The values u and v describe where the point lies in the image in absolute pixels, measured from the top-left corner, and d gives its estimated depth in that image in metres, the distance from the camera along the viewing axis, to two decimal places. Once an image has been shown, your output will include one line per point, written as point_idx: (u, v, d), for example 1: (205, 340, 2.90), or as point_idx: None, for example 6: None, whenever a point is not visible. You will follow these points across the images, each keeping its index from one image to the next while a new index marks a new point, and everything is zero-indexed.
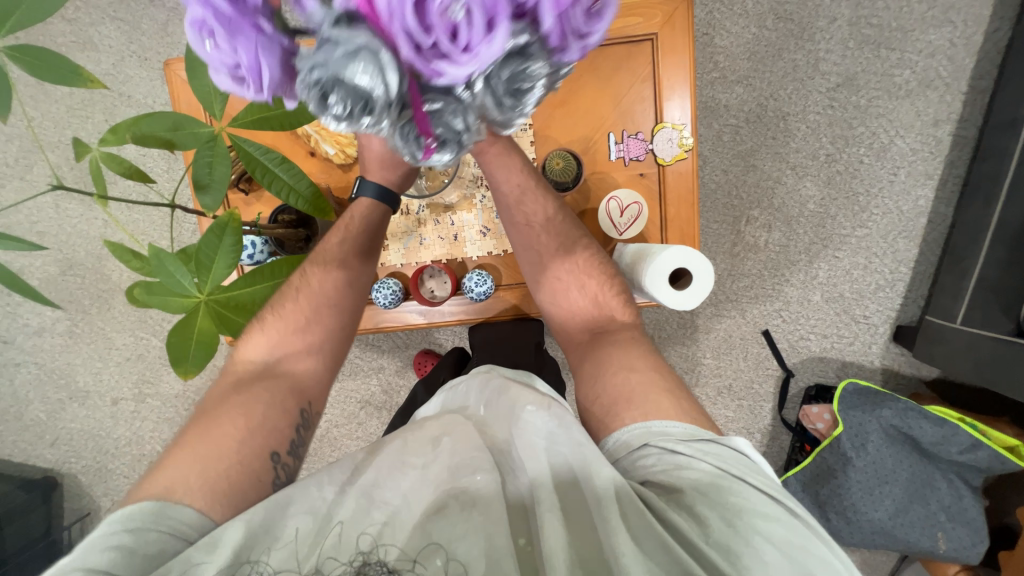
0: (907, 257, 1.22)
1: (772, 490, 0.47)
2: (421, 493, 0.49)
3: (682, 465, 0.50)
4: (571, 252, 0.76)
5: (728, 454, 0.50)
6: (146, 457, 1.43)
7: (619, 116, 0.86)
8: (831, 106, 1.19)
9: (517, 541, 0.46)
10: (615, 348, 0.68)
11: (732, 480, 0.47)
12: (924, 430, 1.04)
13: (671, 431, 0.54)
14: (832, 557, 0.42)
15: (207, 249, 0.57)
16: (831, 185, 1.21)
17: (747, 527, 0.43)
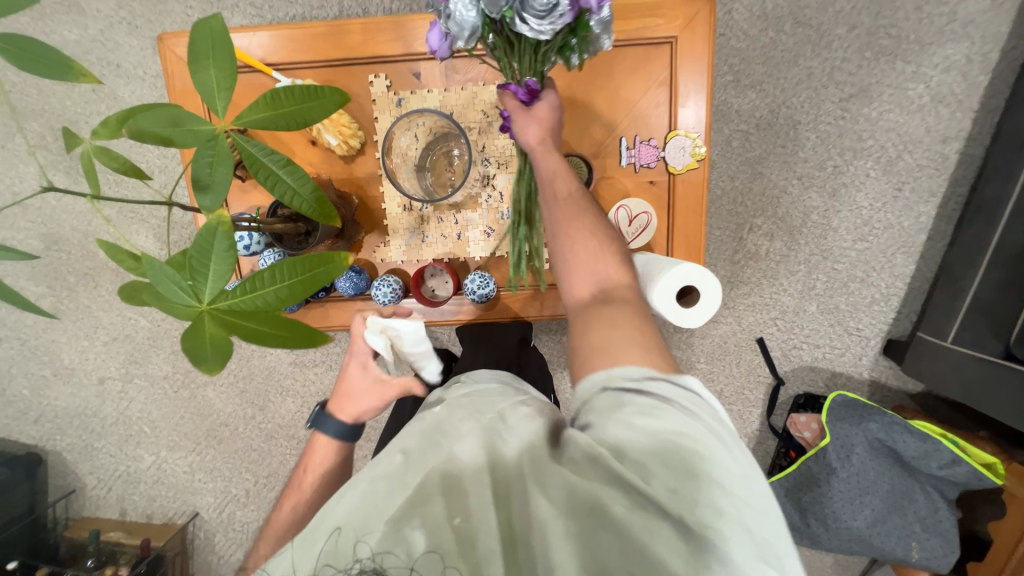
0: (903, 272, 1.23)
1: (695, 410, 0.47)
2: (368, 506, 0.45)
3: (618, 398, 0.49)
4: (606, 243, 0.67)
5: (664, 384, 0.50)
6: (134, 436, 1.42)
7: (632, 121, 0.84)
8: (843, 117, 1.17)
9: (453, 520, 0.43)
10: (608, 309, 0.60)
11: (660, 405, 0.47)
12: (908, 444, 1.07)
13: (617, 375, 0.52)
14: (732, 462, 0.44)
15: (199, 253, 0.43)
16: (836, 197, 1.21)
17: (673, 452, 0.44)
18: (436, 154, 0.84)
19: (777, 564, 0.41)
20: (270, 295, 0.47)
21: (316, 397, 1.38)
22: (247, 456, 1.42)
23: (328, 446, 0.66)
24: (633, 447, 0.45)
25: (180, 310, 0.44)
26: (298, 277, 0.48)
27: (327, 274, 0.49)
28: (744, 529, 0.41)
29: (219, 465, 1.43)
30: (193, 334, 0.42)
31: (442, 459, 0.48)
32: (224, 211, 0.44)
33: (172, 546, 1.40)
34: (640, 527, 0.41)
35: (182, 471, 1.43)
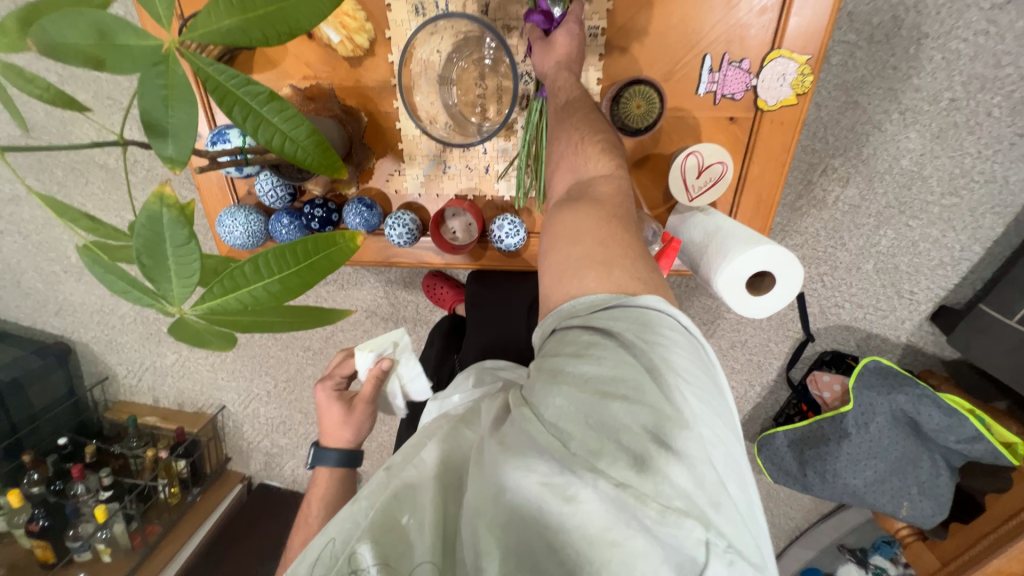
0: (987, 235, 1.08)
1: (630, 345, 0.46)
2: (342, 528, 0.47)
3: (562, 339, 0.50)
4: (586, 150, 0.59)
5: (610, 312, 0.48)
6: (154, 334, 1.44)
7: (722, 31, 0.64)
8: (985, 32, 0.91)
9: (403, 519, 0.47)
10: (579, 211, 0.55)
11: (598, 340, 0.47)
12: (931, 417, 1.04)
13: (575, 307, 0.50)
14: (664, 404, 0.43)
15: (145, 249, 0.31)
16: (939, 139, 1.00)
17: (600, 398, 0.45)
18: (463, 63, 0.68)
19: (700, 516, 0.39)
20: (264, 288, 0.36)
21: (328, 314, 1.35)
22: (266, 361, 1.46)
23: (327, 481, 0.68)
24: (564, 391, 0.46)
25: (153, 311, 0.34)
26: (292, 270, 0.36)
27: (329, 261, 0.37)
28: (663, 477, 0.40)
29: (239, 367, 1.48)
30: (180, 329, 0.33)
31: (405, 466, 0.52)
32: (166, 184, 0.30)
33: (204, 432, 1.52)
34: (555, 490, 0.43)
35: (205, 369, 1.49)
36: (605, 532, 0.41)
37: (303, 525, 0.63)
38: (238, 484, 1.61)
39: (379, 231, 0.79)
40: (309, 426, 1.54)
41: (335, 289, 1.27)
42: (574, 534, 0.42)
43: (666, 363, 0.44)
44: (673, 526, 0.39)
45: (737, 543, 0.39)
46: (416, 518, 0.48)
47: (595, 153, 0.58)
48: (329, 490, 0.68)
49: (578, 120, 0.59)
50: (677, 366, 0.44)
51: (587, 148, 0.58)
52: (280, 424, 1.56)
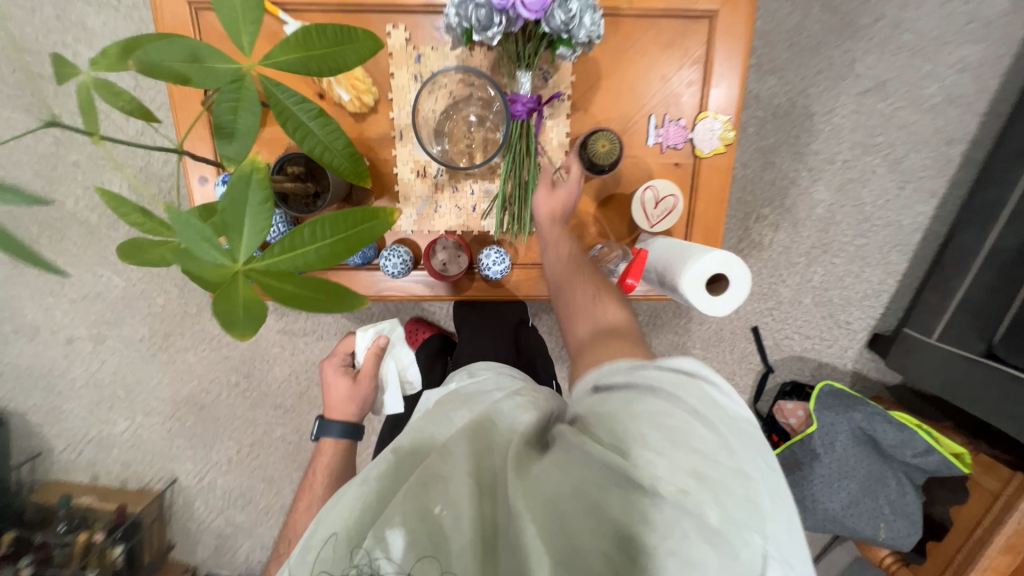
0: (896, 269, 1.27)
1: (675, 392, 0.51)
2: (352, 507, 0.50)
3: (605, 400, 0.54)
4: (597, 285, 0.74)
5: (648, 373, 0.55)
6: (106, 400, 1.34)
7: (662, 98, 0.80)
8: (858, 111, 1.16)
9: (432, 508, 0.48)
10: (608, 341, 0.64)
11: (643, 394, 0.52)
12: (886, 433, 1.12)
13: (613, 378, 0.57)
14: (714, 434, 0.48)
15: (231, 203, 0.38)
16: (842, 192, 1.22)
17: (655, 425, 0.48)
18: (455, 119, 0.80)
19: (759, 529, 0.44)
20: (316, 251, 0.42)
21: (306, 366, 1.33)
22: (232, 423, 1.38)
23: (333, 444, 0.79)
24: (620, 423, 0.49)
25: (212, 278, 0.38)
26: (339, 237, 0.42)
27: (371, 232, 0.43)
28: (723, 497, 0.44)
29: (199, 431, 1.38)
30: (224, 296, 0.38)
31: (435, 457, 0.53)
32: (260, 155, 0.38)
33: (149, 512, 1.37)
34: (619, 507, 0.46)
35: (160, 437, 1.38)
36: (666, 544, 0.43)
37: (310, 490, 0.73)
38: None
39: (374, 265, 0.84)
40: (273, 497, 1.42)
41: (314, 341, 1.31)
42: (635, 548, 0.44)
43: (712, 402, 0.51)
44: (736, 537, 0.43)
45: (787, 555, 0.44)
46: (449, 509, 0.48)
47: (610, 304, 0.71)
48: (334, 456, 0.79)
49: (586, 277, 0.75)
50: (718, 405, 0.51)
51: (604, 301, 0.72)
52: (239, 497, 1.43)
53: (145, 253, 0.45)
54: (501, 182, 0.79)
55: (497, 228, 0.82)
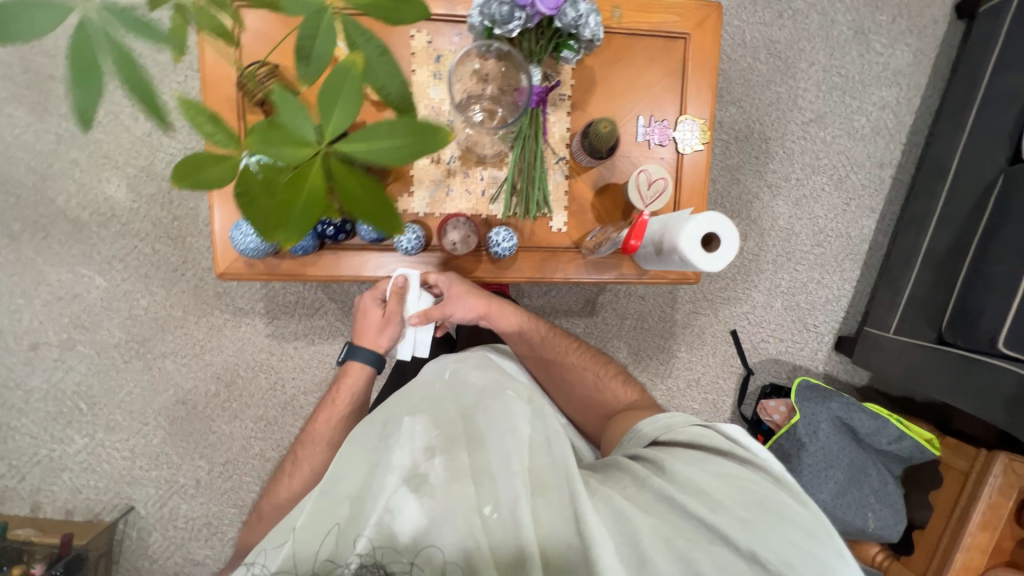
0: (851, 277, 1.41)
1: (752, 458, 0.61)
2: (384, 474, 0.60)
3: (671, 452, 0.65)
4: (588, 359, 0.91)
5: (709, 434, 0.66)
6: (64, 414, 1.24)
7: (648, 102, 0.93)
8: (804, 137, 1.36)
9: (485, 508, 0.57)
10: (628, 414, 0.79)
11: (715, 456, 0.62)
12: (862, 421, 1.19)
13: (675, 436, 0.68)
14: (788, 498, 0.57)
15: (325, 92, 0.43)
16: (798, 206, 1.38)
17: (734, 481, 0.58)
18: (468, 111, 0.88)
19: None
20: (386, 152, 0.44)
21: (292, 374, 1.28)
22: (204, 439, 1.28)
23: (356, 375, 0.87)
24: (703, 475, 0.59)
25: (286, 164, 0.42)
26: (405, 139, 0.44)
27: (432, 143, 0.44)
28: (809, 553, 0.51)
29: (167, 450, 1.27)
30: (290, 185, 0.42)
31: (475, 455, 0.63)
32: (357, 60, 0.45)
33: (95, 545, 1.21)
34: (708, 559, 0.52)
35: (121, 458, 1.26)
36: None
37: (331, 407, 0.84)
38: None
39: (388, 244, 0.89)
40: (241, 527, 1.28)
41: (305, 345, 1.28)
42: None
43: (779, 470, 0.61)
44: None
45: None
46: (499, 512, 0.57)
47: (620, 383, 0.88)
48: (352, 386, 0.86)
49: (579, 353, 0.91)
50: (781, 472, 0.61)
51: (603, 376, 0.89)
52: (203, 528, 1.28)
53: (207, 171, 0.48)
54: (511, 168, 0.87)
55: (505, 210, 0.89)
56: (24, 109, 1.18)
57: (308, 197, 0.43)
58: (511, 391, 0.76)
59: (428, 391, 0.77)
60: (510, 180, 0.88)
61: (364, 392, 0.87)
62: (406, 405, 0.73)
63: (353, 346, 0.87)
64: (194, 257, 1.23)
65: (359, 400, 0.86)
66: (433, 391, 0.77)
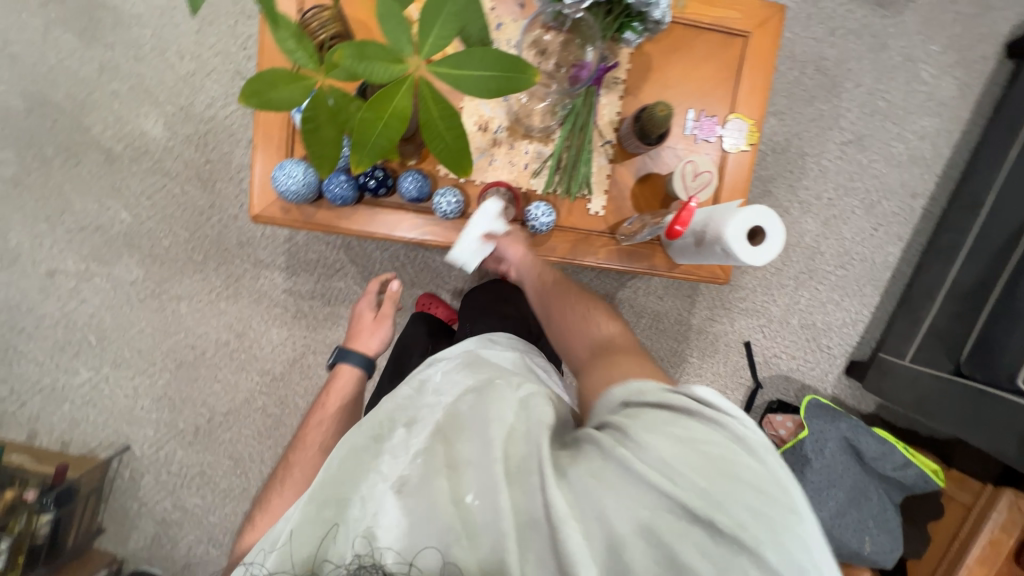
0: (870, 302, 1.41)
1: (721, 419, 0.49)
2: (364, 477, 0.56)
3: (637, 416, 0.53)
4: (586, 304, 0.79)
5: (680, 394, 0.53)
6: (72, 345, 1.23)
7: (699, 96, 0.92)
8: (841, 157, 1.36)
9: (462, 500, 0.50)
10: (606, 362, 0.66)
11: (681, 417, 0.51)
12: (869, 444, 1.18)
13: (643, 399, 0.55)
14: (759, 466, 0.47)
15: (428, 15, 0.48)
16: (826, 225, 1.38)
17: (697, 451, 0.47)
18: None
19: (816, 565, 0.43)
20: (473, 82, 0.50)
21: (305, 332, 1.27)
22: (208, 387, 1.27)
23: (348, 374, 0.85)
24: (665, 447, 0.47)
25: (378, 80, 0.49)
26: (494, 74, 0.49)
27: (516, 84, 0.50)
28: (778, 529, 0.44)
29: (170, 394, 1.26)
30: (380, 102, 0.49)
31: (453, 445, 0.56)
32: None
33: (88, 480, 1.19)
34: (676, 543, 0.44)
35: (123, 396, 1.25)
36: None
37: (322, 409, 0.80)
38: (102, 569, 1.20)
39: (426, 206, 0.89)
40: (232, 482, 1.26)
41: (320, 304, 1.27)
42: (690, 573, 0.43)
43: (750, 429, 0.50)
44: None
45: None
46: (480, 501, 0.50)
47: (603, 319, 0.76)
48: (343, 390, 0.83)
49: (577, 297, 0.80)
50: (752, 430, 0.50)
51: (597, 320, 0.76)
52: (196, 477, 1.26)
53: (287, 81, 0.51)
54: (557, 144, 0.86)
55: (546, 186, 0.88)
56: (74, 36, 1.19)
57: (394, 115, 0.50)
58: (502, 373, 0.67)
59: (417, 377, 0.70)
60: (553, 158, 0.87)
61: (357, 395, 0.84)
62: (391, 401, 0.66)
63: (345, 348, 0.88)
64: (221, 204, 1.23)
65: (351, 403, 0.82)
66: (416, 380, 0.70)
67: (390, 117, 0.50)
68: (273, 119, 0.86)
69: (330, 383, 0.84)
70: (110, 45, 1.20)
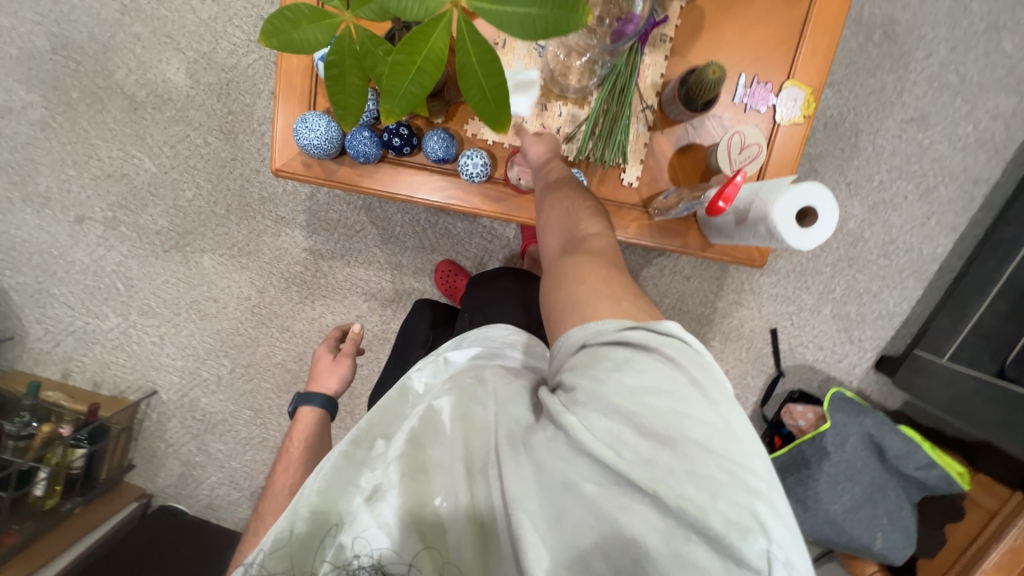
0: (911, 295, 1.32)
1: (672, 362, 0.49)
2: (341, 490, 0.53)
3: (594, 358, 0.52)
4: (576, 198, 0.72)
5: (639, 333, 0.52)
6: (101, 290, 1.26)
7: (753, 59, 0.84)
8: (899, 137, 1.25)
9: (438, 499, 0.53)
10: (576, 274, 0.61)
11: (637, 360, 0.50)
12: (893, 442, 1.14)
13: (601, 337, 0.53)
14: (709, 418, 0.46)
15: None
16: (874, 211, 1.29)
17: (644, 405, 0.47)
18: None
19: (760, 527, 0.43)
20: (517, 23, 0.45)
21: (323, 292, 1.27)
22: (231, 339, 1.29)
23: (311, 415, 0.82)
24: (611, 404, 0.48)
25: (412, 16, 0.44)
26: (543, 13, 0.44)
27: (567, 25, 0.44)
28: (720, 487, 0.44)
29: (194, 344, 1.29)
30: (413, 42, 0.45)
31: (432, 445, 0.57)
32: None
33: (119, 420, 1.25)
34: (618, 509, 0.46)
35: (150, 342, 1.29)
36: (666, 547, 0.44)
37: (286, 455, 0.76)
38: (134, 502, 1.28)
39: (452, 169, 0.85)
40: (253, 430, 1.30)
41: (340, 265, 1.26)
42: (630, 542, 0.45)
43: (707, 375, 0.49)
44: (741, 541, 0.42)
45: (789, 555, 0.43)
46: (450, 499, 0.53)
47: (586, 217, 0.69)
48: (308, 431, 0.80)
49: (568, 190, 0.73)
50: (708, 374, 0.49)
51: (581, 214, 0.69)
52: (219, 424, 1.31)
53: (313, 22, 0.48)
54: (593, 107, 0.81)
55: (578, 152, 0.83)
56: None
57: (427, 58, 0.46)
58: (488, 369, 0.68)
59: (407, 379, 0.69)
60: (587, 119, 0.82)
61: (323, 433, 0.81)
62: (371, 410, 0.64)
63: (306, 392, 0.85)
64: (243, 157, 1.21)
65: (318, 441, 0.79)
66: (395, 386, 0.68)
67: (423, 62, 0.46)
68: (295, 68, 0.82)
69: (293, 427, 0.81)
70: None
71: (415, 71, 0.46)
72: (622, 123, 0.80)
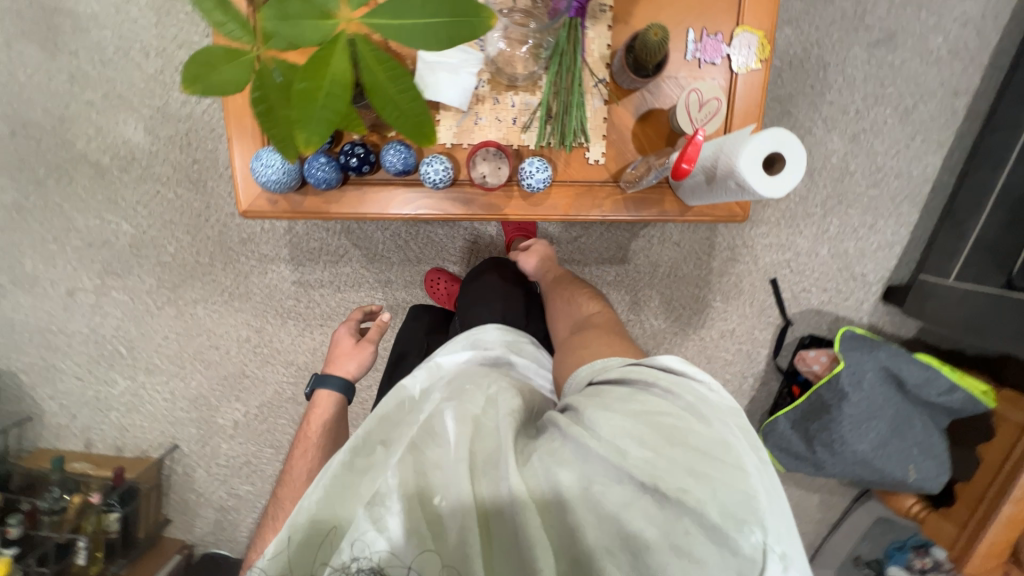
0: (908, 221, 1.29)
1: (670, 388, 0.55)
2: (342, 498, 0.53)
3: (598, 390, 0.60)
4: (573, 291, 0.96)
5: (639, 369, 0.60)
6: (104, 358, 1.28)
7: (699, 12, 0.82)
8: (869, 62, 1.22)
9: (436, 497, 0.52)
10: (584, 341, 0.77)
11: (639, 391, 0.56)
12: (911, 372, 1.12)
13: (607, 374, 0.64)
14: (706, 430, 0.50)
15: None
16: (855, 142, 1.26)
17: (646, 420, 0.52)
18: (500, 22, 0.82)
19: (758, 522, 0.45)
20: (417, 32, 0.44)
21: (320, 321, 1.28)
22: (239, 383, 1.30)
23: (328, 399, 0.82)
24: (614, 419, 0.52)
25: (310, 40, 0.46)
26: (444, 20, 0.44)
27: (472, 29, 0.44)
28: (718, 486, 0.47)
29: (204, 393, 1.31)
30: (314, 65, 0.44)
31: (430, 445, 0.56)
32: None
33: (145, 479, 1.27)
34: (620, 508, 0.48)
35: (161, 399, 1.31)
36: (666, 539, 0.46)
37: (305, 439, 0.76)
38: (176, 554, 1.30)
39: (414, 179, 0.84)
40: (278, 466, 1.32)
41: (330, 292, 1.26)
42: (634, 539, 0.47)
43: (702, 395, 0.54)
44: (739, 534, 0.45)
45: (786, 547, 0.46)
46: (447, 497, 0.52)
47: (585, 301, 0.91)
48: (327, 414, 0.80)
49: (566, 286, 0.97)
50: (704, 395, 0.54)
51: (578, 300, 0.92)
52: (243, 466, 1.33)
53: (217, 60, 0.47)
54: (545, 92, 0.79)
55: (539, 139, 0.82)
56: (37, 47, 1.16)
57: (332, 80, 0.45)
58: (486, 373, 0.70)
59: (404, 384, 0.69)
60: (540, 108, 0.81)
61: (341, 421, 0.81)
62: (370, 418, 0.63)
63: (323, 373, 0.85)
64: (216, 203, 1.21)
65: (335, 429, 0.79)
66: (393, 392, 0.68)
67: (330, 85, 0.45)
68: (243, 105, 0.81)
69: (311, 409, 0.82)
70: (78, 51, 1.16)
71: (323, 96, 0.45)
72: (577, 104, 0.79)
